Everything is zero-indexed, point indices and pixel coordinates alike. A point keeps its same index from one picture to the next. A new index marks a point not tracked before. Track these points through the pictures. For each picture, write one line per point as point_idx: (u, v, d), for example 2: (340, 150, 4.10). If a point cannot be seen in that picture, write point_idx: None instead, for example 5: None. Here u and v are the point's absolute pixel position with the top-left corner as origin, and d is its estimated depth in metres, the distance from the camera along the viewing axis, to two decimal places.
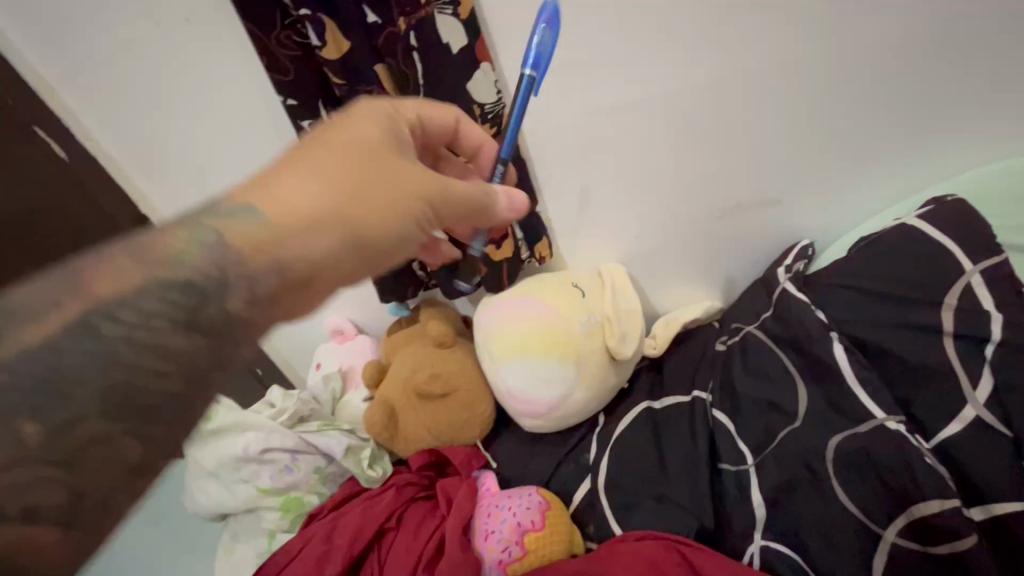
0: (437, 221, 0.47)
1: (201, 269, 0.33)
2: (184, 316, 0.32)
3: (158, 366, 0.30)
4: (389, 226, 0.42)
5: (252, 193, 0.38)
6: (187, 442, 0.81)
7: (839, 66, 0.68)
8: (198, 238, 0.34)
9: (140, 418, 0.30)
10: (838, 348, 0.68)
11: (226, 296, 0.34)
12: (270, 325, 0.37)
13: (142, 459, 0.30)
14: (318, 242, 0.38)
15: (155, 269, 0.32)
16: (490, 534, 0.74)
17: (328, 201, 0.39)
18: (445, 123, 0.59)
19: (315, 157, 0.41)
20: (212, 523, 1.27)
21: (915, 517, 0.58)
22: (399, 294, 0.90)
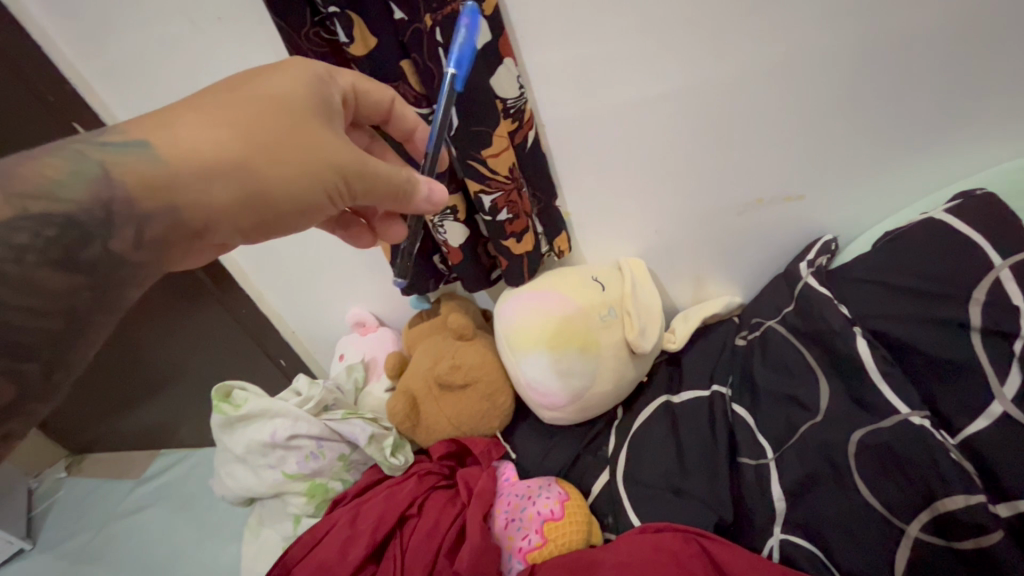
0: (345, 196, 0.50)
1: (82, 202, 0.38)
2: (61, 256, 0.37)
3: (36, 305, 0.35)
4: (291, 187, 0.46)
5: (156, 131, 0.42)
6: (217, 427, 0.84)
7: (861, 56, 0.67)
8: (80, 172, 0.38)
9: (8, 356, 0.35)
10: (861, 342, 0.68)
11: (110, 236, 0.39)
12: (145, 267, 0.42)
13: (14, 398, 0.35)
14: (210, 189, 0.42)
15: (25, 202, 0.36)
16: (511, 522, 0.76)
17: (225, 151, 0.43)
18: (379, 101, 0.61)
19: (232, 107, 0.45)
20: (241, 508, 1.32)
21: (938, 512, 0.57)
22: (422, 287, 0.92)
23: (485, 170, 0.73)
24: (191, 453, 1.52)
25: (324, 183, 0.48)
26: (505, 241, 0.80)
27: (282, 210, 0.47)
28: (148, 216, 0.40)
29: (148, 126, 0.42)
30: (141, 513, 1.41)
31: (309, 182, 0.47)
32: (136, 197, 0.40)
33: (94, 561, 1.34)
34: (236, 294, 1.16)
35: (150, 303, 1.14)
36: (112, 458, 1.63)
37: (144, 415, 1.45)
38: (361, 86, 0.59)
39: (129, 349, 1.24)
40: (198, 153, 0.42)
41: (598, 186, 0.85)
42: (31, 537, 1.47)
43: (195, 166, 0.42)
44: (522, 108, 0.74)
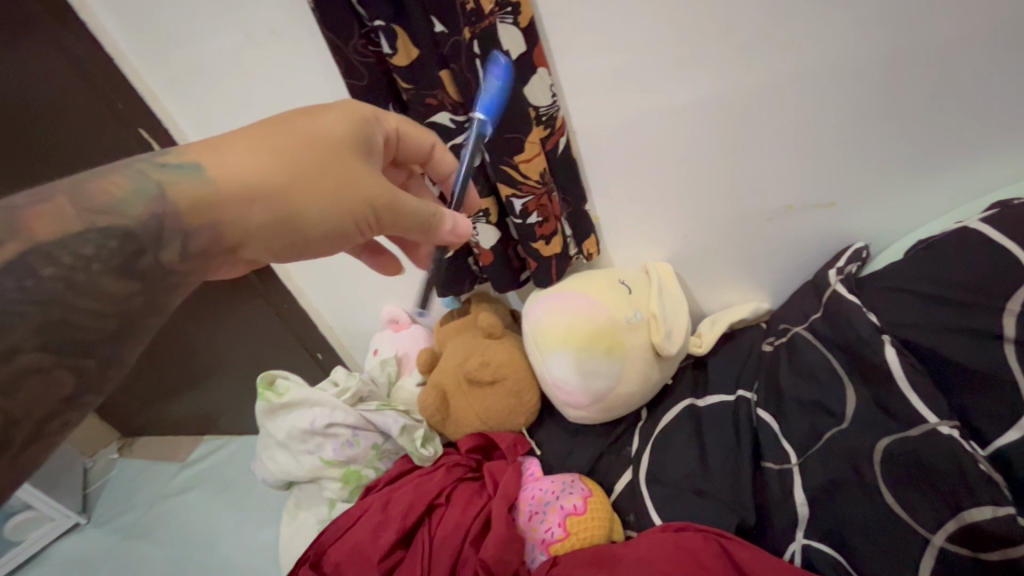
0: (372, 224, 0.54)
1: (138, 217, 0.43)
2: (122, 264, 0.42)
3: (97, 306, 0.40)
4: (322, 217, 0.50)
5: (208, 156, 0.47)
6: (261, 414, 0.89)
7: (894, 64, 0.67)
8: (139, 189, 0.44)
9: (71, 352, 0.39)
10: (890, 350, 0.67)
11: (161, 248, 0.44)
12: (191, 276, 0.47)
13: (75, 392, 0.39)
14: (249, 213, 0.47)
15: (93, 217, 0.41)
16: (534, 515, 0.78)
17: (266, 180, 0.47)
18: (422, 145, 0.63)
19: (278, 137, 0.49)
20: (278, 494, 1.39)
21: (966, 523, 0.57)
22: (455, 287, 0.95)
23: (517, 175, 0.76)
24: (232, 440, 1.60)
25: (353, 214, 0.51)
26: (535, 243, 0.83)
27: (312, 235, 0.51)
28: (193, 232, 0.45)
29: (203, 152, 0.48)
30: (186, 494, 1.50)
31: (340, 213, 0.51)
32: (182, 215, 0.44)
33: (143, 537, 1.43)
34: (279, 290, 1.23)
35: (201, 296, 1.21)
36: (159, 442, 1.73)
37: (190, 402, 1.54)
38: (404, 130, 0.61)
39: (180, 339, 1.32)
40: (244, 180, 0.47)
41: (627, 192, 0.87)
42: (86, 512, 1.57)
43: (238, 192, 0.46)
44: (554, 115, 0.77)
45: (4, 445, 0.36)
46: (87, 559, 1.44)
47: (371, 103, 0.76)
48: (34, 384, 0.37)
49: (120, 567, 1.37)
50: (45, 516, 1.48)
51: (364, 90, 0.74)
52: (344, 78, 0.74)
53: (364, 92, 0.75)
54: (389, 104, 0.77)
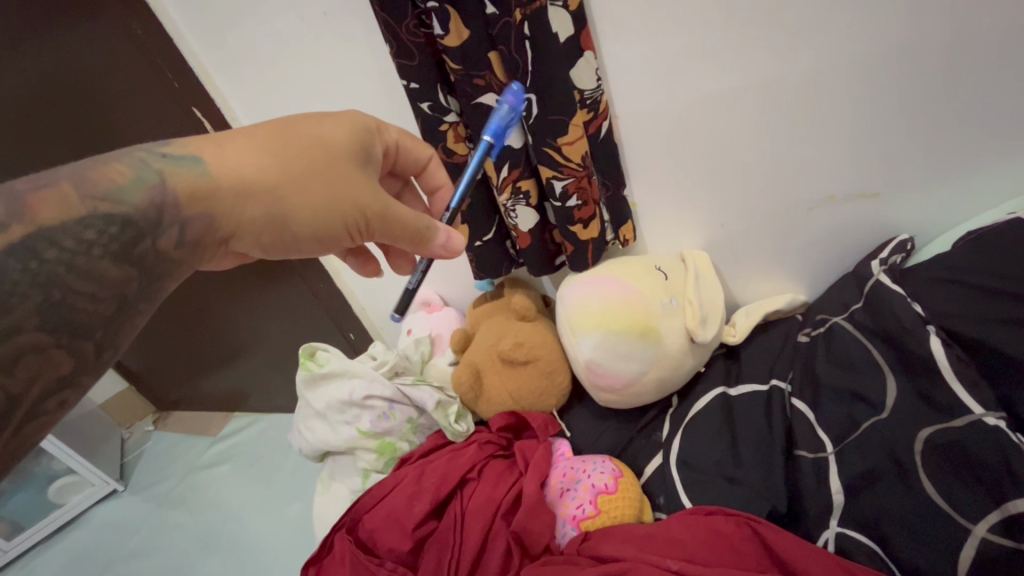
0: (363, 231, 0.54)
1: (139, 205, 0.44)
2: (120, 250, 0.43)
3: (94, 291, 0.41)
4: (315, 220, 0.51)
5: (211, 152, 0.49)
6: (303, 384, 0.94)
7: (952, 53, 0.66)
8: (139, 177, 0.45)
9: (68, 334, 0.39)
10: (935, 341, 0.66)
11: (159, 235, 0.45)
12: (187, 263, 0.48)
13: (71, 372, 0.40)
14: (243, 211, 0.49)
15: (95, 203, 0.42)
16: (565, 492, 0.80)
17: (263, 179, 0.49)
18: (416, 160, 0.67)
19: (282, 138, 0.51)
20: (307, 470, 1.43)
21: (1009, 514, 0.56)
22: (492, 271, 0.97)
23: (559, 158, 0.77)
24: (262, 417, 1.65)
25: (345, 220, 0.52)
26: (572, 226, 0.84)
27: (301, 236, 0.52)
28: (188, 221, 0.47)
29: (206, 147, 0.49)
30: (217, 468, 1.55)
31: (331, 219, 0.52)
32: (181, 206, 0.46)
33: (176, 506, 1.48)
34: (316, 270, 1.26)
35: (241, 274, 1.25)
36: (193, 416, 1.79)
37: (224, 378, 1.59)
38: (403, 142, 0.64)
39: (220, 314, 1.37)
40: (242, 178, 0.48)
41: (666, 178, 0.88)
42: (123, 480, 1.64)
43: (234, 188, 0.48)
44: (598, 99, 0.78)
45: (5, 420, 0.37)
46: (123, 524, 1.49)
47: (420, 85, 0.77)
48: (32, 363, 0.37)
49: (155, 533, 1.43)
50: (86, 481, 1.55)
51: (414, 71, 0.76)
52: (396, 60, 0.76)
53: (414, 73, 0.76)
54: (437, 86, 0.78)
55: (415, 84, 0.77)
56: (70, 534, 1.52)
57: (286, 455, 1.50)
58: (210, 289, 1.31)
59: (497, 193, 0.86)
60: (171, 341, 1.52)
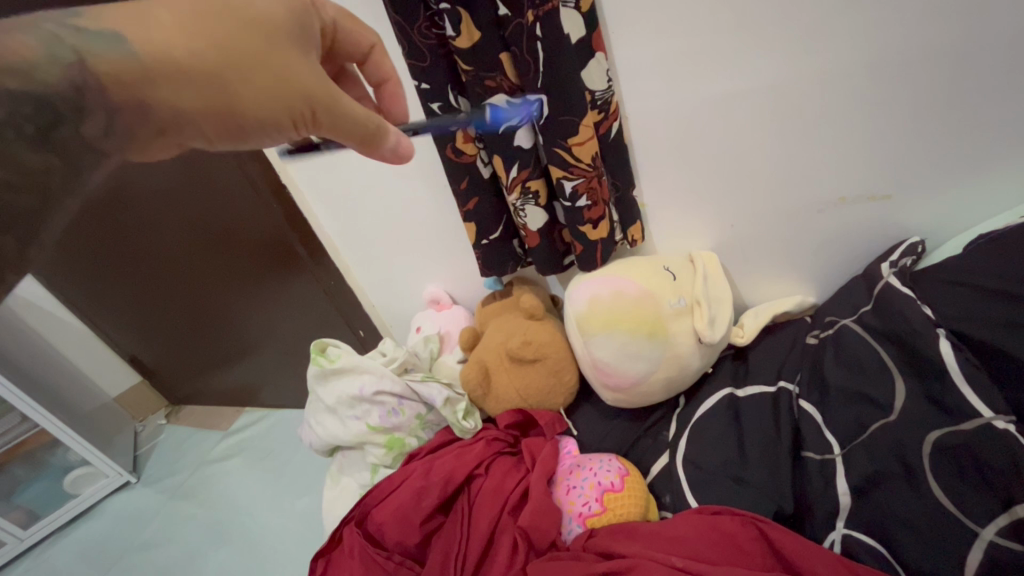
0: (310, 122, 0.50)
1: (57, 86, 0.36)
2: (36, 133, 0.35)
3: (12, 180, 0.34)
4: (261, 106, 0.46)
5: (120, 20, 0.40)
6: (315, 379, 0.95)
7: (964, 56, 0.66)
8: (52, 54, 0.36)
9: None
10: (945, 344, 0.66)
11: (82, 120, 0.37)
12: (113, 156, 0.41)
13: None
14: (181, 94, 0.42)
15: (1, 76, 0.33)
16: (572, 489, 0.80)
17: (194, 56, 0.42)
18: (358, 43, 0.64)
19: (205, 11, 0.44)
20: (316, 465, 1.45)
21: (1019, 517, 0.55)
22: (500, 269, 0.98)
23: (569, 158, 0.78)
24: (273, 412, 1.67)
25: (289, 106, 0.48)
26: (582, 226, 0.85)
27: (247, 124, 0.46)
28: (120, 108, 0.40)
29: (116, 14, 0.41)
30: (228, 462, 1.57)
31: (276, 103, 0.47)
32: (107, 88, 0.38)
33: (187, 498, 1.50)
34: (327, 267, 1.28)
35: (253, 268, 1.26)
36: (204, 410, 1.82)
37: (235, 373, 1.61)
38: (342, 24, 0.62)
39: (232, 309, 1.39)
40: (175, 56, 0.41)
41: (675, 179, 0.88)
42: (136, 472, 1.66)
43: (163, 65, 0.41)
44: (609, 99, 0.78)
45: None
46: (135, 515, 1.52)
47: (431, 85, 0.78)
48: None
49: (166, 525, 1.45)
50: (100, 472, 1.57)
51: (425, 72, 0.77)
52: (408, 60, 0.77)
53: (425, 74, 0.77)
54: (448, 87, 0.79)
55: (426, 85, 0.79)
56: (83, 524, 1.54)
57: (295, 450, 1.52)
58: (222, 285, 1.33)
59: (507, 192, 0.87)
60: (185, 334, 1.55)
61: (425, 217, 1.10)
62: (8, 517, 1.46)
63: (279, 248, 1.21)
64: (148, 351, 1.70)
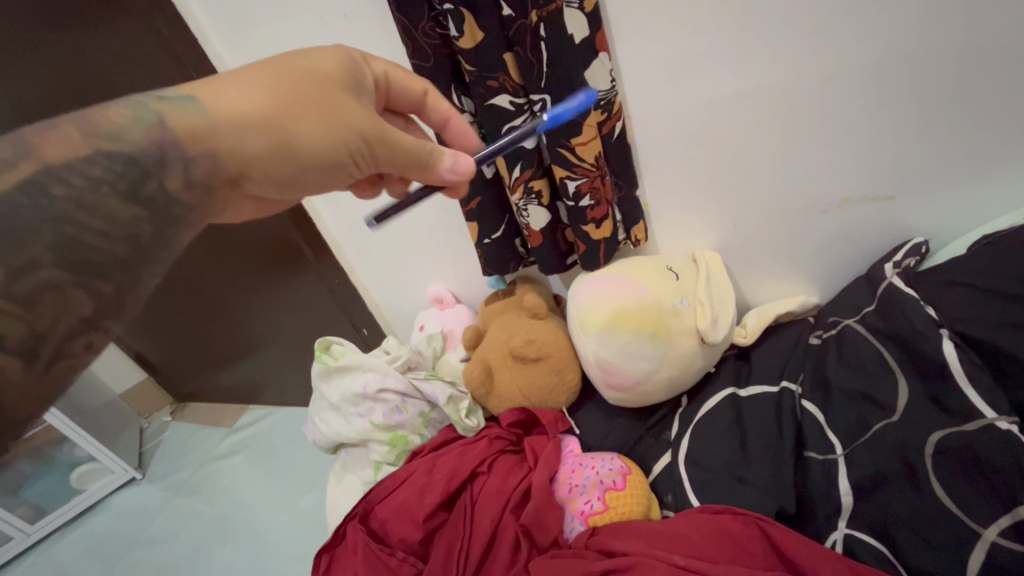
0: (371, 158, 0.53)
1: (141, 144, 0.42)
2: (129, 188, 0.41)
3: (103, 229, 0.39)
4: (318, 144, 0.49)
5: (202, 90, 0.46)
6: (319, 376, 0.96)
7: (970, 58, 0.66)
8: (138, 117, 0.43)
9: (85, 272, 0.38)
10: (948, 345, 0.66)
11: (165, 174, 0.43)
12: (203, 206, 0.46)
13: (95, 313, 0.38)
14: (248, 142, 0.46)
15: (99, 141, 0.40)
16: (574, 487, 0.81)
17: (261, 109, 0.46)
18: (412, 88, 0.63)
19: (271, 70, 0.48)
20: (319, 462, 1.46)
21: (1021, 518, 0.55)
22: (503, 268, 0.99)
23: (572, 157, 0.78)
24: (277, 410, 1.68)
25: (345, 143, 0.50)
26: (585, 226, 0.85)
27: (309, 168, 0.50)
28: (194, 160, 0.44)
29: (200, 86, 0.47)
30: (232, 459, 1.58)
31: (336, 143, 0.50)
32: (184, 143, 0.44)
33: (192, 495, 1.51)
34: (331, 265, 1.28)
35: (259, 267, 1.27)
36: (209, 408, 1.83)
37: (240, 371, 1.62)
38: (394, 74, 0.61)
39: (237, 307, 1.40)
40: (240, 111, 0.46)
41: (678, 179, 0.88)
42: (141, 468, 1.68)
43: (233, 120, 0.45)
44: (612, 99, 0.79)
45: (31, 358, 0.35)
46: (140, 511, 1.53)
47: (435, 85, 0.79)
48: (51, 302, 0.36)
49: (171, 521, 1.46)
50: (106, 468, 1.59)
51: (429, 72, 0.78)
52: (412, 61, 0.78)
53: (429, 74, 0.78)
54: (451, 87, 0.80)
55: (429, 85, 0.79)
56: (89, 519, 1.56)
57: (298, 448, 1.53)
58: (227, 283, 1.35)
59: (509, 192, 0.87)
60: (192, 332, 1.56)
61: (429, 216, 1.10)
62: (15, 512, 1.48)
63: (286, 247, 1.22)
64: (153, 349, 1.71)
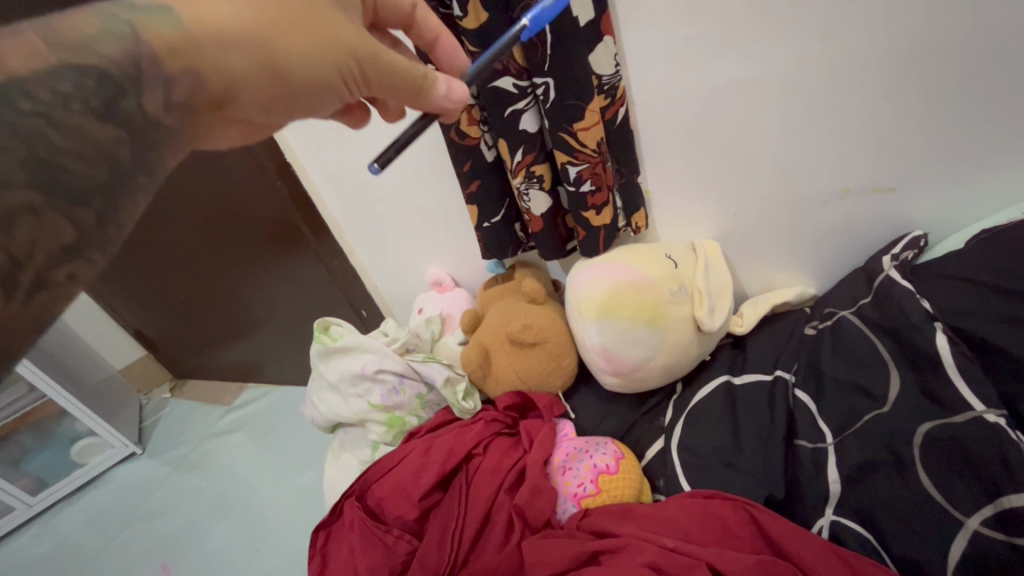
0: (364, 82, 0.50)
1: (113, 57, 0.37)
2: (102, 105, 0.36)
3: (80, 150, 0.35)
4: (308, 62, 0.46)
5: None
6: (317, 356, 0.96)
7: (979, 49, 0.65)
8: (109, 28, 0.38)
9: (63, 196, 0.34)
10: (941, 337, 0.67)
11: (141, 93, 0.39)
12: (182, 130, 0.42)
13: (75, 242, 0.35)
14: (230, 59, 0.42)
15: (65, 53, 0.36)
16: (568, 470, 0.82)
17: (244, 21, 0.42)
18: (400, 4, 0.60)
19: None
20: (317, 441, 1.47)
21: (1003, 508, 0.57)
22: (502, 252, 0.99)
23: (574, 142, 0.78)
24: (275, 389, 1.69)
25: (337, 62, 0.47)
26: (585, 211, 0.85)
27: (300, 89, 0.47)
28: (173, 79, 0.40)
29: None
30: (231, 436, 1.60)
31: (325, 61, 0.47)
32: (160, 59, 0.39)
33: (192, 470, 1.53)
34: (331, 246, 1.28)
35: (259, 247, 1.27)
36: (208, 385, 1.84)
37: (237, 350, 1.63)
38: None
39: (236, 285, 1.40)
40: (219, 22, 0.41)
41: (680, 165, 0.88)
42: (141, 443, 1.70)
43: (211, 32, 0.41)
44: (616, 84, 0.78)
45: (7, 288, 0.32)
46: (140, 485, 1.55)
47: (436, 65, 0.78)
48: (27, 224, 0.32)
49: (170, 496, 1.48)
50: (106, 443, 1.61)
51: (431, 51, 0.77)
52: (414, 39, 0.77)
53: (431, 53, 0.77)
54: None
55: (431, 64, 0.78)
56: (90, 492, 1.58)
57: (296, 427, 1.54)
58: (226, 261, 1.34)
59: (511, 176, 0.87)
60: (192, 309, 1.57)
61: (430, 199, 1.10)
62: (17, 484, 1.50)
63: (285, 227, 1.21)
64: (153, 325, 1.72)
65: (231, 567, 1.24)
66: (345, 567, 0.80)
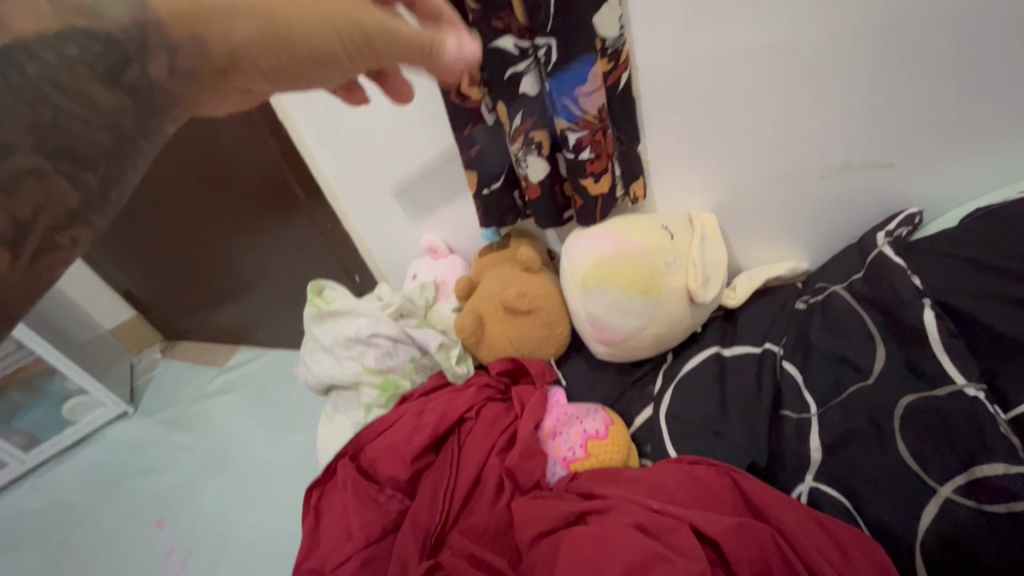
0: (374, 56, 0.41)
1: (118, 20, 0.29)
2: (107, 71, 0.28)
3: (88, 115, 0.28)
4: (310, 22, 0.37)
5: None
6: (310, 318, 0.96)
7: (989, 23, 0.63)
8: None
9: (70, 160, 0.28)
10: (928, 314, 0.68)
11: (147, 61, 0.30)
12: (184, 105, 0.34)
13: (81, 208, 0.29)
14: (235, 25, 0.34)
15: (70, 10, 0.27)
16: (558, 435, 0.84)
17: None
18: None
19: None
20: (310, 404, 1.49)
21: (976, 477, 0.59)
22: (499, 220, 0.98)
23: (575, 108, 0.76)
24: (268, 351, 1.69)
25: (341, 29, 0.38)
26: (584, 180, 0.84)
27: (310, 60, 0.38)
28: (178, 47, 0.32)
29: None
30: (223, 397, 1.61)
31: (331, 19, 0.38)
32: (165, 22, 0.31)
33: (184, 430, 1.55)
34: (325, 209, 1.26)
35: (252, 207, 1.24)
36: (200, 346, 1.84)
37: (228, 312, 1.63)
38: None
39: (227, 246, 1.38)
40: None
41: (681, 134, 0.86)
42: (134, 402, 1.70)
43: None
44: (620, 48, 0.76)
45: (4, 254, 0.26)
46: (133, 444, 1.57)
47: None
48: (31, 190, 0.26)
49: (163, 454, 1.50)
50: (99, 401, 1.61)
51: None
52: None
53: None
54: None
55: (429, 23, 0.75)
56: (85, 449, 1.59)
57: (289, 389, 1.56)
58: (218, 222, 1.32)
59: (509, 142, 0.85)
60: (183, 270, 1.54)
61: (426, 162, 1.08)
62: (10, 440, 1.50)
63: (278, 191, 1.19)
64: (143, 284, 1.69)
65: (224, 522, 1.27)
66: (337, 524, 0.82)
